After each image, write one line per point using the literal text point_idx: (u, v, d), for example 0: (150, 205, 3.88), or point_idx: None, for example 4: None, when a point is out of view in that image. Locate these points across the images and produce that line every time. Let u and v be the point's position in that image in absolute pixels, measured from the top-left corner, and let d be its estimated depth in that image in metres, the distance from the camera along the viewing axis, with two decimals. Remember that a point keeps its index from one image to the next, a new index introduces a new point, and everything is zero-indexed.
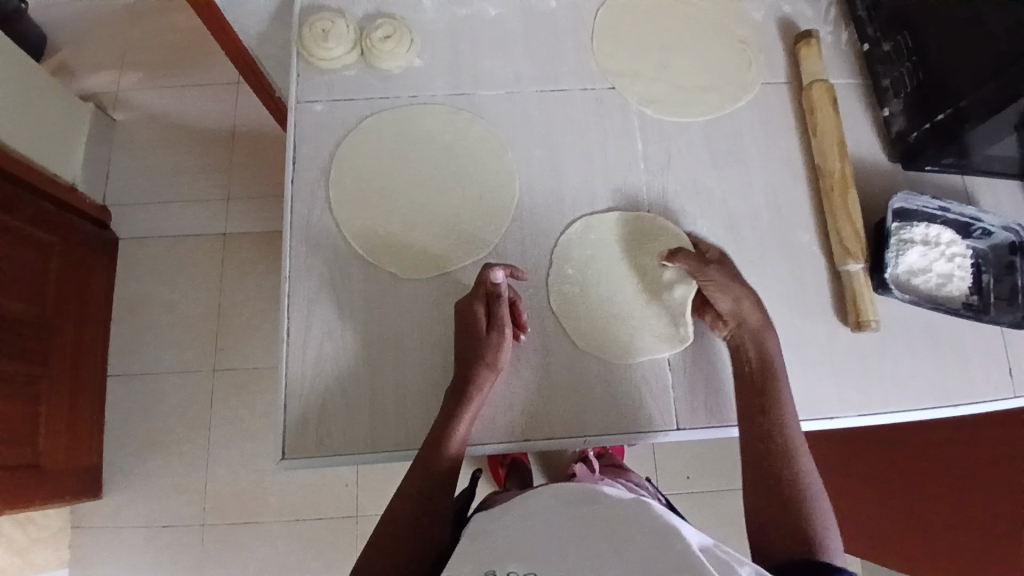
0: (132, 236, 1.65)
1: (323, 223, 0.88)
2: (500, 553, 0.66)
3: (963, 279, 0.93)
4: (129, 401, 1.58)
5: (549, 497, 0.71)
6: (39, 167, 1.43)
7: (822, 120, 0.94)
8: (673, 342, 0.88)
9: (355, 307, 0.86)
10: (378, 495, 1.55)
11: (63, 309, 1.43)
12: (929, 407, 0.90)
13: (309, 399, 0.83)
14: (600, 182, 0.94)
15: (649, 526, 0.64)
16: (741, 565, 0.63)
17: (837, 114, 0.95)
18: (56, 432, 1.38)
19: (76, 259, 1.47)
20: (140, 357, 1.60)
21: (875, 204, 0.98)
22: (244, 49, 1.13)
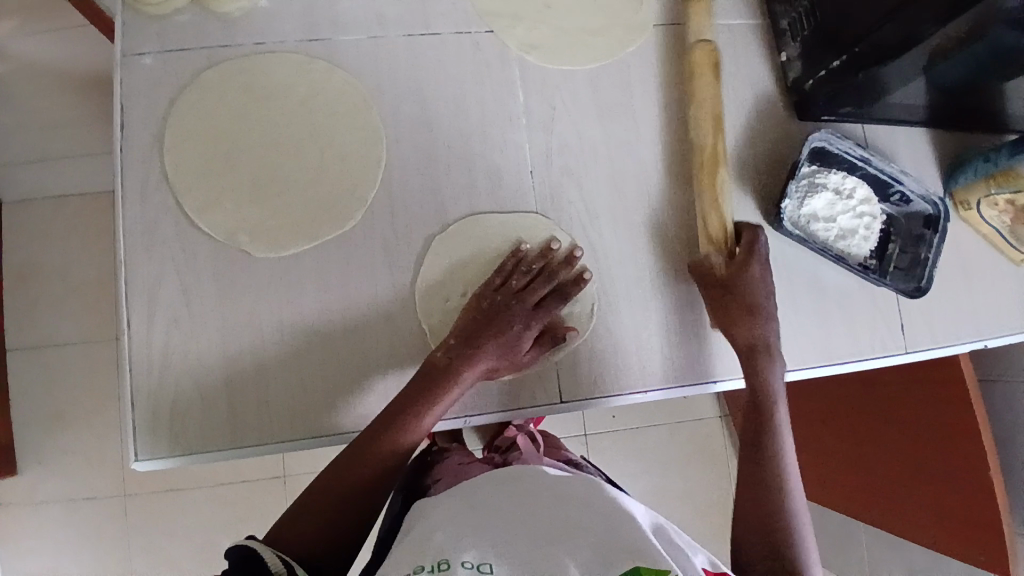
0: (18, 196, 1.47)
1: (160, 196, 0.78)
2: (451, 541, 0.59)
3: (865, 238, 0.90)
4: (31, 374, 1.45)
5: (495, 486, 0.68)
6: None
7: (702, 89, 0.86)
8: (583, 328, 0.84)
9: (204, 287, 0.78)
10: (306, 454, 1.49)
11: None
12: (810, 365, 0.89)
13: (160, 393, 0.76)
14: (477, 139, 0.86)
15: (600, 507, 0.63)
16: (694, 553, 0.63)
17: (718, 83, 0.86)
18: None
19: None
20: (37, 326, 1.46)
21: (771, 156, 0.93)
22: None
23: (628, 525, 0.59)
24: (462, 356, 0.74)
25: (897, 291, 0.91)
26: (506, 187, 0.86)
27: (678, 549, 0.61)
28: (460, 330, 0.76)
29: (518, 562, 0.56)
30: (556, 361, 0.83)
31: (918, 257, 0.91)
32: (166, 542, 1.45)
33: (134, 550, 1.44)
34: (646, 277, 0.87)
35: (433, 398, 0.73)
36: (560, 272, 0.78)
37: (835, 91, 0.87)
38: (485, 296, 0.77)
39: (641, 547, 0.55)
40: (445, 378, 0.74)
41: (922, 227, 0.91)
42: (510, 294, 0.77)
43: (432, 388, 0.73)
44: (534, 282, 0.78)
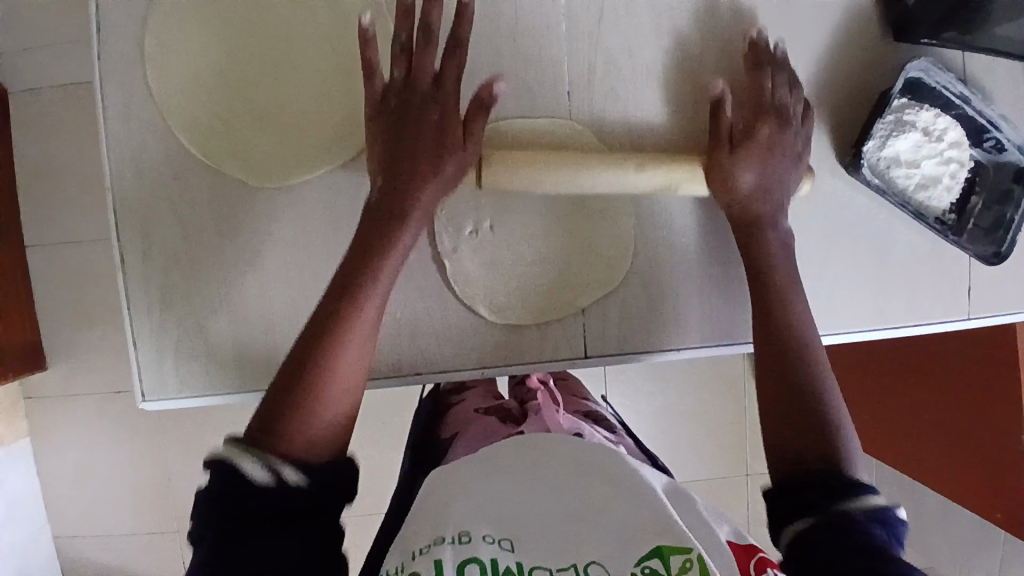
0: (23, 86, 1.36)
1: (147, 115, 0.70)
2: (471, 513, 0.52)
3: (947, 188, 0.79)
4: (51, 272, 1.43)
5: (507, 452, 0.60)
6: None
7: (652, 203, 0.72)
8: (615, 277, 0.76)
9: (200, 220, 0.71)
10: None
11: None
12: (861, 330, 0.80)
13: (163, 332, 0.71)
14: (507, 54, 0.73)
15: (623, 476, 0.55)
16: (718, 524, 0.54)
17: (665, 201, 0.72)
18: None
19: None
20: (55, 223, 1.41)
21: (855, 85, 0.78)
22: None
23: (652, 499, 0.51)
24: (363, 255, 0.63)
25: (972, 254, 0.81)
26: (536, 114, 0.74)
27: (702, 523, 0.51)
28: (382, 127, 0.66)
29: (544, 545, 0.49)
30: (582, 311, 0.76)
31: (1002, 217, 0.81)
32: (195, 439, 1.50)
33: (166, 446, 1.49)
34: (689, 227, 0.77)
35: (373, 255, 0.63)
36: (468, 114, 0.67)
37: (940, 16, 0.73)
38: (401, 134, 0.66)
39: (670, 521, 0.48)
40: (388, 231, 0.64)
41: (1011, 181, 0.81)
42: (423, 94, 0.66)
43: (384, 215, 0.65)
44: (433, 107, 0.66)
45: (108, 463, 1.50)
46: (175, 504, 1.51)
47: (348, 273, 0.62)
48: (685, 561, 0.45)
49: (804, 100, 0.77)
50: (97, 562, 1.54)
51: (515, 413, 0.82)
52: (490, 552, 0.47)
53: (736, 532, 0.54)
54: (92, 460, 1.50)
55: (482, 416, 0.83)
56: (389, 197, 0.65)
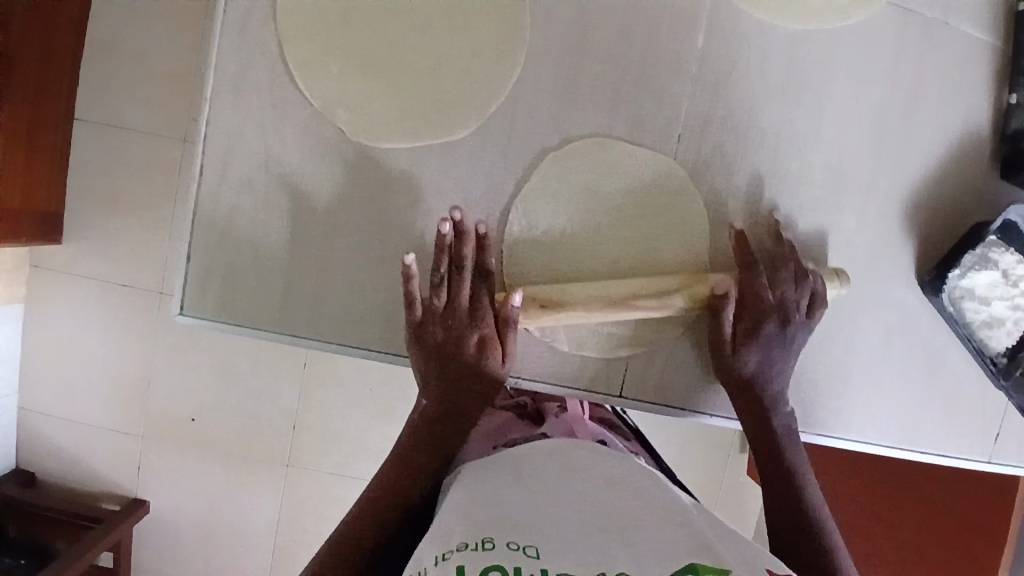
0: None
1: (263, 35, 0.69)
2: (503, 522, 0.50)
3: (1009, 334, 0.78)
4: (95, 149, 1.42)
5: (542, 463, 0.60)
6: None
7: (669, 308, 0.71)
8: (671, 325, 0.75)
9: (286, 154, 0.70)
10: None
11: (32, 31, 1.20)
12: (887, 445, 0.80)
13: (218, 251, 0.70)
14: (629, 79, 0.72)
15: (657, 499, 0.55)
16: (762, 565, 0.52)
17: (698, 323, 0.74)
18: (13, 170, 1.25)
19: None
20: (111, 104, 1.40)
21: (952, 208, 0.78)
22: None
23: (687, 521, 0.52)
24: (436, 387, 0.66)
25: (1015, 401, 0.80)
26: (637, 144, 0.73)
27: (737, 542, 0.51)
28: (427, 368, 0.67)
29: (571, 553, 0.46)
30: (629, 351, 0.75)
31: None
32: (185, 354, 1.48)
33: (157, 351, 1.48)
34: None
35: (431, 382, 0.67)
36: (467, 255, 0.66)
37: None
38: (429, 321, 0.67)
39: (706, 547, 0.47)
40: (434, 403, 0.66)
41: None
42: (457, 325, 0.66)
43: (433, 426, 0.65)
44: (452, 279, 0.66)
45: (97, 352, 1.49)
46: (149, 410, 1.50)
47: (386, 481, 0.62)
48: None
49: (901, 207, 0.77)
50: (56, 444, 1.53)
51: (536, 416, 0.81)
52: (509, 559, 0.44)
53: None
54: (81, 343, 1.49)
55: (500, 414, 0.82)
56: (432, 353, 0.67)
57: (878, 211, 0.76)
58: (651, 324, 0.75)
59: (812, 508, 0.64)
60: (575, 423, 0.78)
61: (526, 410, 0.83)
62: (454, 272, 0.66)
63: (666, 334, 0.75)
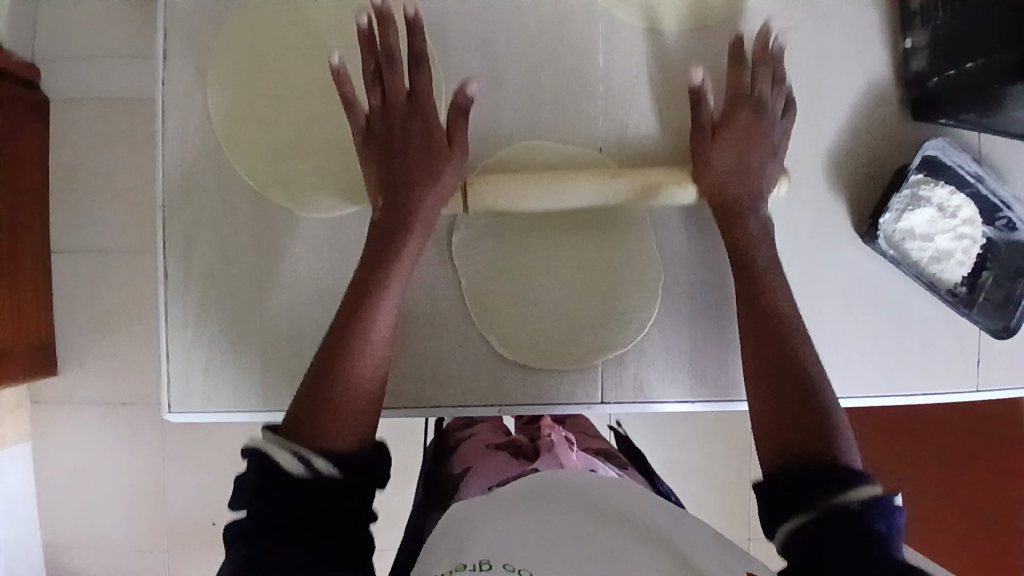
0: (65, 98, 1.42)
1: (202, 138, 0.74)
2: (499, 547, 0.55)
3: (961, 263, 0.81)
4: (74, 279, 1.46)
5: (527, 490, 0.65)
6: None
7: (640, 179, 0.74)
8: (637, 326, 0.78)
9: (243, 242, 0.74)
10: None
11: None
12: (875, 395, 0.82)
13: (194, 345, 0.74)
14: (545, 107, 0.78)
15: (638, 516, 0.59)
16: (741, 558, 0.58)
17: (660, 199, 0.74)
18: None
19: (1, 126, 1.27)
20: (83, 232, 1.45)
21: (877, 158, 0.82)
22: None
23: (664, 531, 0.56)
24: (380, 264, 0.68)
25: (983, 327, 0.82)
26: (568, 162, 0.78)
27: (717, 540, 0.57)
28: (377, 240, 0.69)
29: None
30: (600, 360, 0.78)
31: (1011, 293, 0.81)
32: (196, 457, 1.49)
33: (167, 459, 1.49)
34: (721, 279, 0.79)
35: (381, 271, 0.67)
36: (447, 136, 0.70)
37: (964, 97, 0.76)
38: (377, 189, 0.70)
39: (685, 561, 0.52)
40: (372, 287, 0.67)
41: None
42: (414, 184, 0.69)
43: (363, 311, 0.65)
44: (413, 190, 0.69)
45: (109, 472, 1.50)
46: (168, 520, 1.50)
47: (327, 367, 0.62)
48: None
49: (826, 168, 0.81)
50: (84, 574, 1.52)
51: (528, 450, 0.84)
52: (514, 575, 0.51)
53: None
54: (92, 467, 1.50)
55: (493, 451, 0.85)
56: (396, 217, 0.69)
57: (805, 176, 0.81)
58: (614, 330, 0.78)
59: (826, 405, 0.63)
60: (560, 448, 0.81)
61: (521, 446, 0.86)
62: (417, 125, 0.69)
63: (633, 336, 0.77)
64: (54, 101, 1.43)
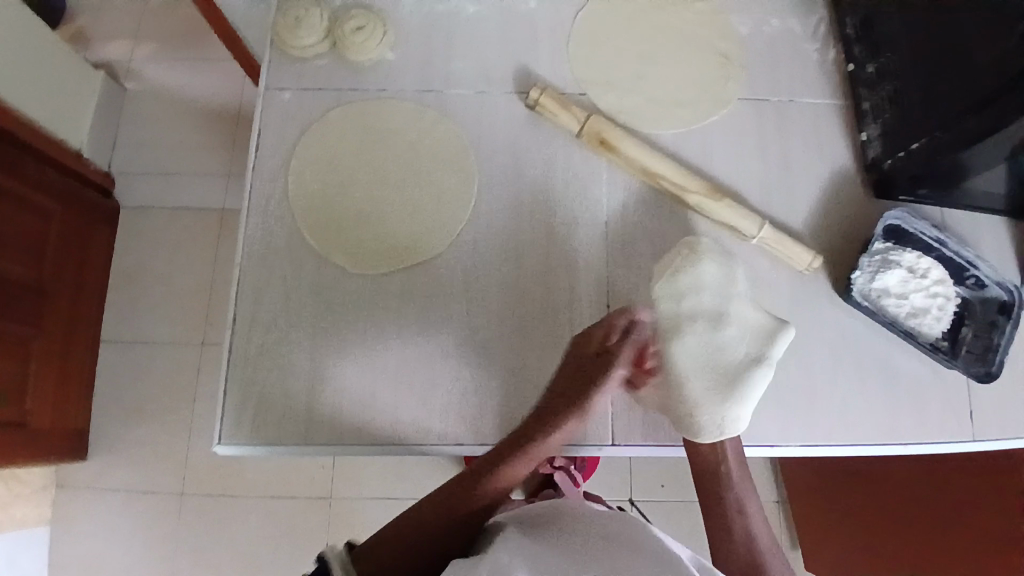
0: (139, 204, 1.64)
1: (278, 210, 0.89)
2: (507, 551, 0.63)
3: (937, 319, 0.89)
4: (120, 365, 1.58)
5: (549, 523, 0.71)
6: (52, 134, 1.46)
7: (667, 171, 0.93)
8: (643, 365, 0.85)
9: (302, 298, 0.86)
10: (354, 476, 1.53)
11: (60, 271, 1.43)
12: (872, 444, 0.87)
13: (250, 384, 0.83)
14: (560, 190, 0.93)
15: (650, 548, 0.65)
16: None
17: (730, 207, 0.91)
18: (45, 390, 1.39)
19: (76, 223, 1.47)
20: (134, 323, 1.60)
21: (847, 232, 0.95)
22: (221, 14, 1.14)
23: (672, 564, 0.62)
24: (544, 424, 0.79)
25: (968, 374, 0.89)
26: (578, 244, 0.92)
27: None
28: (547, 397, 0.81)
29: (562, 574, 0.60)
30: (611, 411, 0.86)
31: (990, 343, 0.89)
32: (209, 544, 1.50)
33: (180, 547, 1.50)
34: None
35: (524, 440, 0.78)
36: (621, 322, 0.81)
37: (916, 173, 0.90)
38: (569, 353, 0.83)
39: None
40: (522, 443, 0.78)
41: (996, 313, 0.89)
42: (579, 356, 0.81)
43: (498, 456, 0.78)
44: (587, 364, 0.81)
45: (122, 561, 1.49)
46: None
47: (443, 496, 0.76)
48: None
49: (803, 239, 0.94)
50: None
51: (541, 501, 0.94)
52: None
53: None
54: (105, 555, 1.49)
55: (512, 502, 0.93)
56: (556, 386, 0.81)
57: None
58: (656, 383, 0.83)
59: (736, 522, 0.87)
60: None
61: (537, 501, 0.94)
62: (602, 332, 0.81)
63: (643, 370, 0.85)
64: (131, 207, 1.64)
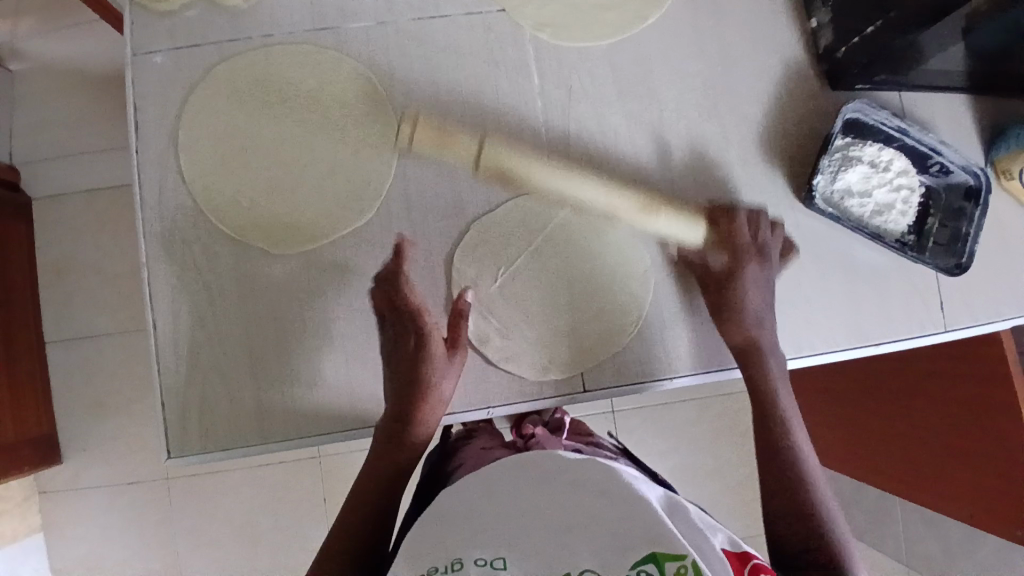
0: (49, 193, 1.48)
1: (177, 195, 0.79)
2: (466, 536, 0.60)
3: (902, 213, 0.85)
4: (74, 364, 1.49)
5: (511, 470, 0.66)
6: None
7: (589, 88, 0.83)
8: (624, 328, 0.83)
9: (225, 288, 0.78)
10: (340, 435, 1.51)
11: None
12: (844, 348, 0.86)
13: (190, 390, 0.77)
14: (491, 125, 0.84)
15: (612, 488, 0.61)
16: (713, 533, 0.62)
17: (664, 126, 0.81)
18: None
19: None
20: (77, 319, 1.49)
21: (803, 130, 0.88)
22: None
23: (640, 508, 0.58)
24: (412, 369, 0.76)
25: (936, 268, 0.86)
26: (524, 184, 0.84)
27: (692, 526, 0.61)
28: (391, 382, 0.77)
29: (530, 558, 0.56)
30: (581, 366, 0.82)
31: (957, 232, 0.86)
32: (208, 523, 1.49)
33: (178, 531, 1.49)
34: (687, 280, 0.85)
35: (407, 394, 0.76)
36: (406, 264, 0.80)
37: (870, 59, 0.82)
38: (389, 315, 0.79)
39: (657, 530, 0.55)
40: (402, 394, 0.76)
41: (962, 199, 0.86)
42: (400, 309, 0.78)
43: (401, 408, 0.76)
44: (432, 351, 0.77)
45: (122, 554, 1.48)
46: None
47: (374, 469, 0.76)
48: (679, 567, 0.52)
49: (757, 144, 0.87)
50: None
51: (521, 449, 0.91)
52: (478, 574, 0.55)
53: (730, 542, 0.62)
54: (103, 548, 1.48)
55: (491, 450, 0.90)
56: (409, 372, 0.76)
57: (741, 153, 0.87)
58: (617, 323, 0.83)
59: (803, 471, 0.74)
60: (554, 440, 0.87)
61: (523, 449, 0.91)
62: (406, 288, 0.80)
63: (624, 336, 0.83)
64: (39, 198, 1.48)
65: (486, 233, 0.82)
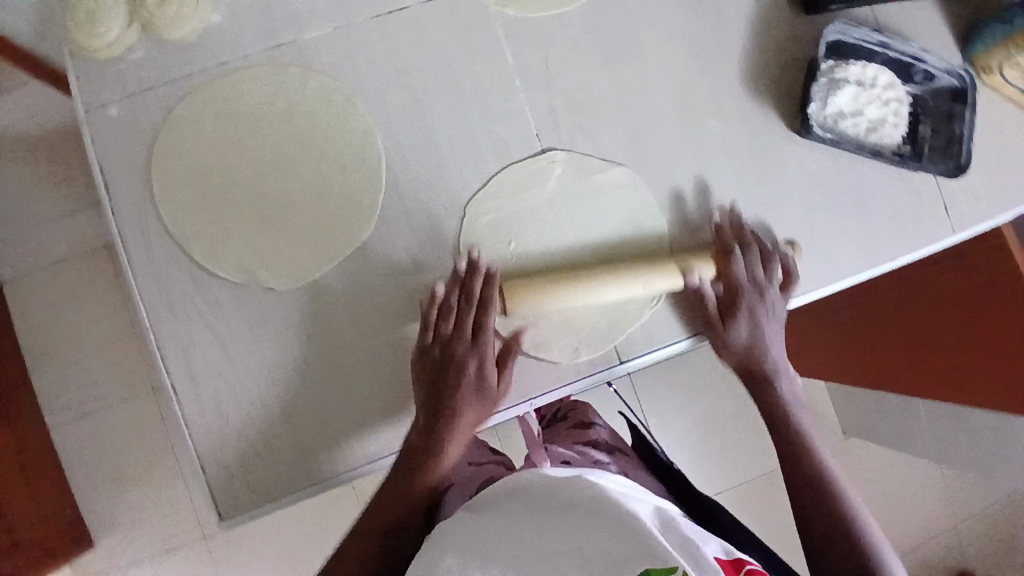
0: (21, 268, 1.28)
1: (166, 250, 0.75)
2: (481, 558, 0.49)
3: (896, 125, 0.85)
4: (92, 445, 1.29)
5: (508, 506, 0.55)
6: None
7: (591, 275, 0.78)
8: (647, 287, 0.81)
9: (238, 336, 0.75)
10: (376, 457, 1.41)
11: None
12: (865, 269, 0.85)
13: (226, 447, 0.74)
14: (474, 114, 0.81)
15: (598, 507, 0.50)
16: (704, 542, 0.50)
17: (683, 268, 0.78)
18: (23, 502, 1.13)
19: None
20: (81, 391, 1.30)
21: (784, 61, 0.87)
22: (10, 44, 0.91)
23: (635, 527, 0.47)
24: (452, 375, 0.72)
25: (939, 173, 0.86)
26: (521, 171, 0.81)
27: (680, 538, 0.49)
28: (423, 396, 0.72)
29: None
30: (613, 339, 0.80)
31: (952, 135, 0.87)
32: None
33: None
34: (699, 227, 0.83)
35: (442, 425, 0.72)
36: (478, 289, 0.73)
37: None
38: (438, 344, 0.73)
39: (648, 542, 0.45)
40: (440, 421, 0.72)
41: (951, 102, 0.87)
42: (466, 346, 0.72)
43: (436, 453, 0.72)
44: (460, 312, 0.73)
45: None
46: None
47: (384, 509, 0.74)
48: None
49: (743, 82, 0.85)
50: None
51: None
52: None
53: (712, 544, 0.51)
54: None
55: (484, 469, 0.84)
56: (440, 404, 0.71)
57: (729, 95, 0.85)
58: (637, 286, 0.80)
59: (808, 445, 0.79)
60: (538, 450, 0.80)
61: None
62: (463, 302, 0.73)
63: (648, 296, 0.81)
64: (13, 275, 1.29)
65: (491, 225, 0.79)
